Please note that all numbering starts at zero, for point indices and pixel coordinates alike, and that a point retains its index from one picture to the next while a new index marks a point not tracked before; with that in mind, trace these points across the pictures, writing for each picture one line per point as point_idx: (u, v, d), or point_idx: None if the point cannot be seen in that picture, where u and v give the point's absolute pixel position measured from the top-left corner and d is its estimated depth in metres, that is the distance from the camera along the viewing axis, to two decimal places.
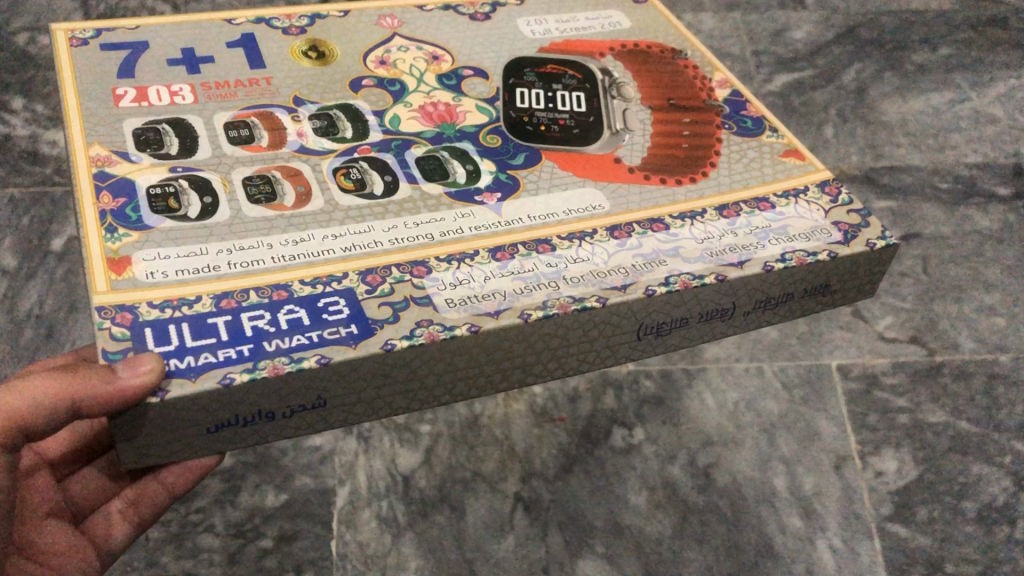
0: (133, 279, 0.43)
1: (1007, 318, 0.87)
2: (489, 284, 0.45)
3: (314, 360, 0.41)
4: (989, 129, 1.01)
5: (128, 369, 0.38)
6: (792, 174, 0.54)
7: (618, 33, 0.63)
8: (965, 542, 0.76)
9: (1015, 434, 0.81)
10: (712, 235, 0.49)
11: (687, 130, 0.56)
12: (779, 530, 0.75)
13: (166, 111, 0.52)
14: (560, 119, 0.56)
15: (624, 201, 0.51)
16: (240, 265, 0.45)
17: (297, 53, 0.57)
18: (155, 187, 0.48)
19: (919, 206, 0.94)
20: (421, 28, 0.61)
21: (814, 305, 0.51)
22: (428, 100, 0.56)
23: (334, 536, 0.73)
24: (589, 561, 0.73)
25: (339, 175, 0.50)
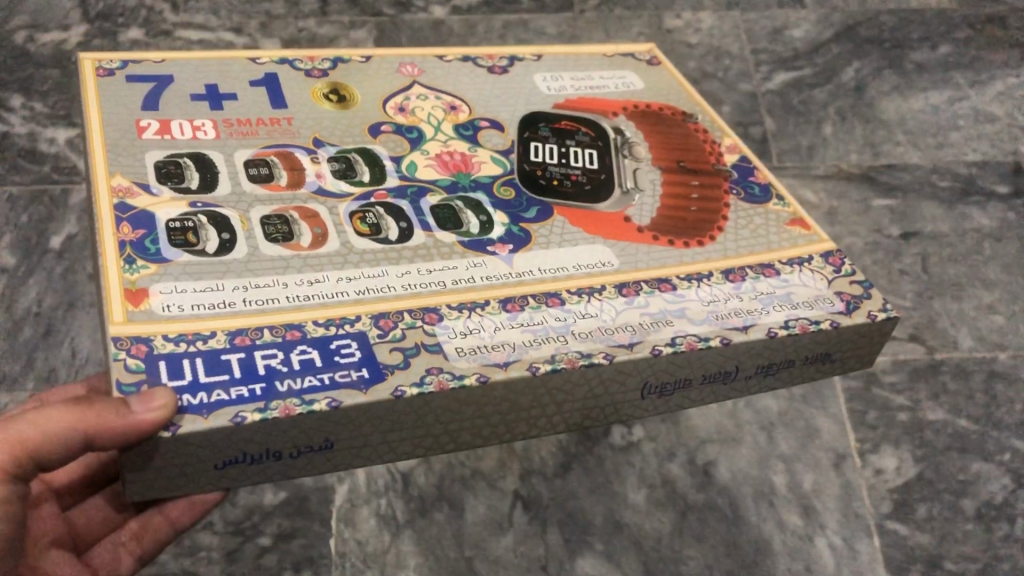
0: (148, 310, 0.56)
1: (1006, 316, 0.87)
2: (500, 337, 0.59)
3: (325, 402, 0.54)
4: (988, 127, 1.01)
5: (142, 405, 0.50)
6: (797, 243, 0.70)
7: (629, 93, 0.81)
8: (964, 540, 0.76)
9: (1015, 432, 0.81)
10: (718, 298, 0.64)
11: (696, 192, 0.73)
12: (779, 528, 0.75)
13: (186, 144, 0.67)
14: (573, 174, 0.72)
15: (634, 261, 0.66)
16: (255, 302, 0.58)
17: (319, 96, 0.74)
18: (174, 221, 0.62)
19: (920, 204, 0.94)
20: (438, 78, 0.78)
21: (814, 371, 0.68)
22: (443, 148, 0.72)
23: (334, 534, 0.74)
24: (589, 559, 0.73)
25: (356, 219, 0.65)
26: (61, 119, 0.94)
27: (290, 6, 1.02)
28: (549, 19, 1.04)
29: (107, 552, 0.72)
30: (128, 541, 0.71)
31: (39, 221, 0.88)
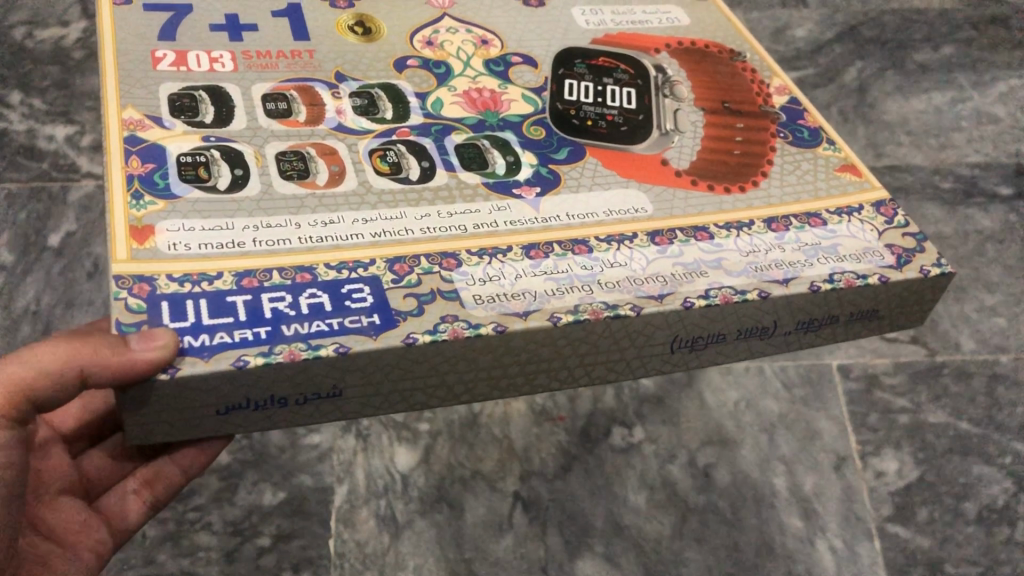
0: (154, 249, 0.41)
1: (1008, 319, 0.87)
2: (519, 287, 0.42)
3: (331, 349, 0.38)
4: (990, 129, 1.00)
5: (140, 342, 0.36)
6: (846, 191, 0.50)
7: (675, 30, 0.60)
8: (965, 544, 0.75)
9: (1016, 435, 0.81)
10: (759, 248, 0.46)
11: (740, 136, 0.53)
12: (779, 530, 0.75)
13: (203, 78, 0.49)
14: (608, 115, 0.53)
15: (669, 206, 0.48)
16: (265, 243, 0.42)
17: (343, 27, 0.54)
18: (186, 154, 0.45)
19: (921, 205, 0.94)
20: (472, 10, 0.58)
21: (860, 332, 0.48)
22: (473, 85, 0.53)
23: (332, 535, 0.73)
24: (589, 561, 0.73)
25: (375, 156, 0.48)
26: (61, 115, 0.93)
27: None
28: None
29: (117, 498, 0.57)
30: (144, 488, 0.57)
31: (38, 218, 0.87)
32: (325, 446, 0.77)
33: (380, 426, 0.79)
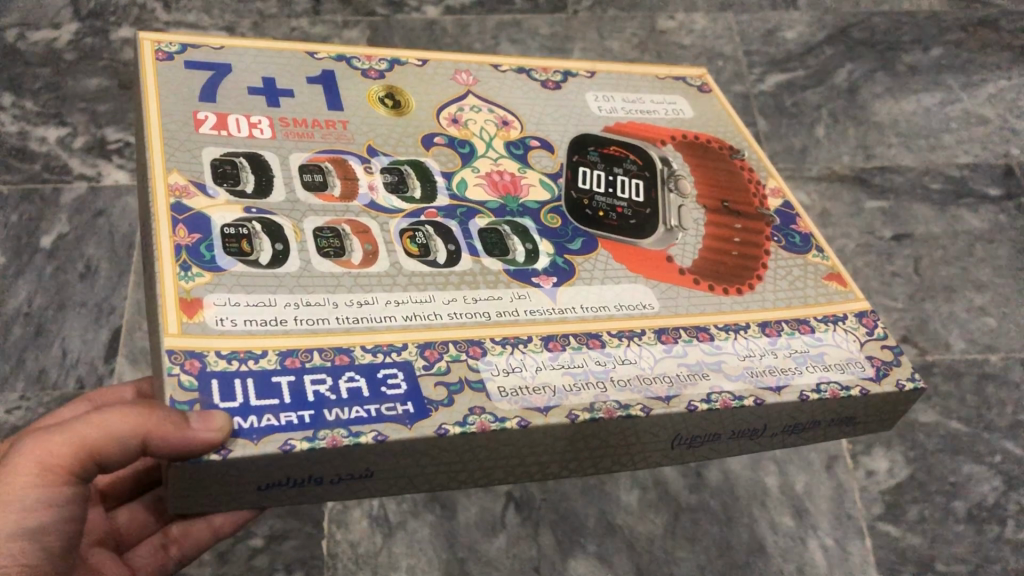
0: (203, 324, 0.41)
1: (997, 318, 0.88)
2: (544, 379, 0.43)
3: (371, 436, 0.39)
4: (979, 130, 1.01)
5: (201, 421, 0.36)
6: (832, 299, 0.51)
7: (680, 121, 0.61)
8: (955, 542, 0.76)
9: (1006, 434, 0.81)
10: (754, 352, 0.47)
11: (738, 237, 0.54)
12: (770, 529, 0.75)
13: (245, 144, 0.50)
14: (618, 207, 0.54)
15: (674, 304, 0.49)
16: (307, 322, 0.42)
17: (374, 100, 0.55)
18: (230, 226, 0.45)
19: (911, 206, 0.94)
20: (495, 90, 0.59)
21: (834, 432, 0.49)
22: (495, 167, 0.54)
23: (325, 536, 0.73)
24: (581, 560, 0.73)
25: (406, 237, 0.48)
26: (53, 117, 0.93)
27: (283, 4, 1.03)
28: (542, 19, 1.06)
29: (147, 553, 0.56)
30: (173, 544, 0.57)
31: (29, 220, 0.87)
32: None
33: None
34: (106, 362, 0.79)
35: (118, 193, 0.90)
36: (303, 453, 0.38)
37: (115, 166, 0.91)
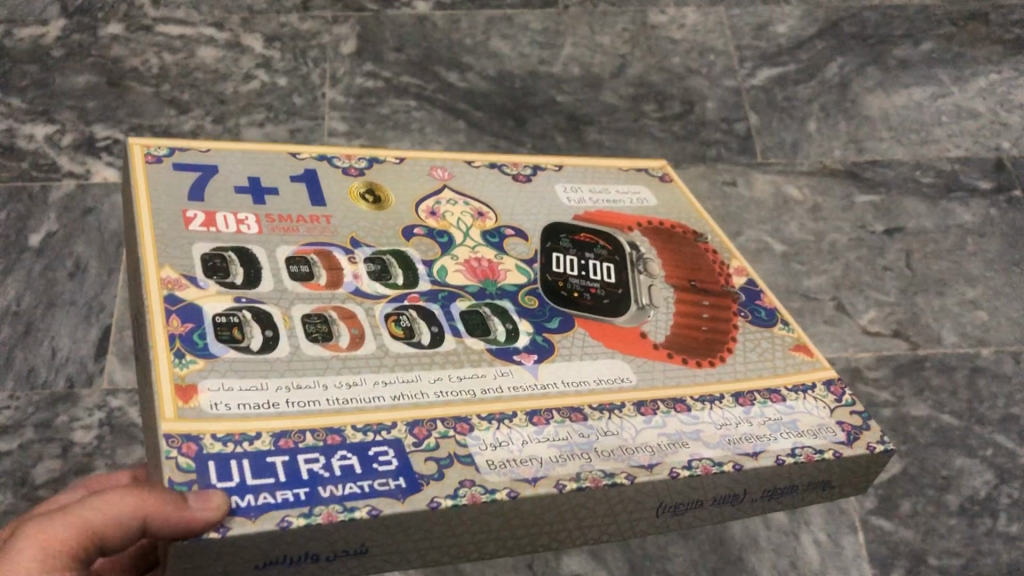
0: (199, 407, 0.47)
1: (989, 312, 0.88)
2: (528, 450, 0.50)
3: (365, 510, 0.45)
4: (970, 123, 1.01)
5: (200, 501, 0.42)
6: (800, 369, 0.60)
7: (644, 209, 0.71)
8: (948, 535, 0.76)
9: (997, 427, 0.82)
10: (729, 421, 0.55)
11: (706, 313, 0.63)
12: (763, 524, 0.76)
13: (232, 239, 0.58)
14: (591, 287, 0.63)
15: (650, 377, 0.58)
16: (297, 404, 0.49)
17: (356, 195, 0.64)
18: (221, 315, 0.53)
19: (902, 200, 0.94)
20: (467, 184, 0.68)
21: (816, 495, 0.58)
22: (472, 255, 0.63)
23: None
24: (574, 557, 0.73)
25: (390, 320, 0.56)
26: (40, 114, 0.93)
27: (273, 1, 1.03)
28: (533, 14, 1.05)
29: None
30: None
31: (17, 218, 0.87)
32: None
33: None
34: (96, 361, 0.79)
35: (107, 191, 0.89)
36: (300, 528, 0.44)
37: (104, 164, 0.91)
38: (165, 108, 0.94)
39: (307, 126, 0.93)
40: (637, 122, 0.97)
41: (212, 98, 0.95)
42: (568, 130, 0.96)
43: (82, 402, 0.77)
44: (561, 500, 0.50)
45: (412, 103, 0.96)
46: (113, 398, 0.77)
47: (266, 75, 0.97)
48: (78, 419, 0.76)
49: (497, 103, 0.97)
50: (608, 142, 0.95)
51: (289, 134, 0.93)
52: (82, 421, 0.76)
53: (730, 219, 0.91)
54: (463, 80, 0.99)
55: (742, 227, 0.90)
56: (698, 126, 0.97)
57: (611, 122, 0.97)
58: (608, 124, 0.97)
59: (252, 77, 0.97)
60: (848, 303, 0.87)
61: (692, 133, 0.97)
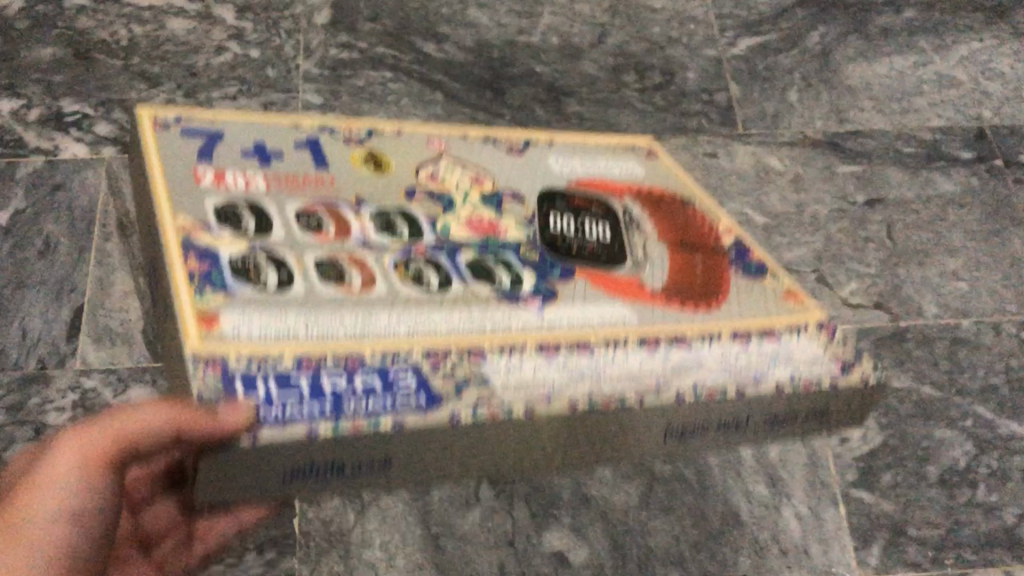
0: (221, 333, 0.54)
1: (970, 283, 0.87)
2: (548, 373, 0.59)
3: (389, 423, 0.54)
4: (952, 92, 1.00)
5: (228, 412, 0.51)
6: (793, 313, 0.68)
7: (633, 178, 0.77)
8: (927, 507, 0.77)
9: (977, 398, 0.82)
10: (727, 354, 0.63)
11: (698, 266, 0.70)
12: (744, 499, 0.76)
13: (243, 196, 0.62)
14: (590, 244, 0.68)
15: (651, 317, 0.64)
16: (318, 332, 0.56)
17: (357, 161, 0.69)
18: (238, 259, 0.58)
19: (883, 170, 0.93)
20: (463, 151, 0.73)
21: (810, 423, 0.68)
22: (473, 213, 0.68)
23: (297, 513, 0.73)
24: (556, 533, 0.74)
25: (401, 267, 0.62)
26: (6, 89, 0.90)
27: None
28: None
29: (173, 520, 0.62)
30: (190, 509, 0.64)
31: None
32: None
33: None
34: (68, 342, 0.78)
35: (76, 167, 0.87)
36: (328, 434, 0.53)
37: (73, 139, 0.88)
38: (135, 81, 0.92)
39: (281, 99, 0.92)
40: (617, 93, 0.96)
41: (183, 70, 0.93)
42: (547, 102, 0.94)
43: (53, 384, 0.76)
44: (558, 413, 0.58)
45: (388, 74, 0.94)
46: (86, 379, 0.77)
47: (238, 46, 0.95)
48: (50, 401, 0.75)
49: (475, 74, 0.95)
50: (588, 113, 0.94)
51: (263, 107, 0.91)
52: (54, 403, 0.75)
53: (712, 190, 0.90)
54: (440, 50, 0.97)
55: (724, 199, 0.90)
56: (679, 96, 0.96)
57: (591, 93, 0.96)
58: (587, 95, 0.95)
59: (224, 48, 0.95)
60: (829, 275, 0.86)
61: (673, 104, 0.96)
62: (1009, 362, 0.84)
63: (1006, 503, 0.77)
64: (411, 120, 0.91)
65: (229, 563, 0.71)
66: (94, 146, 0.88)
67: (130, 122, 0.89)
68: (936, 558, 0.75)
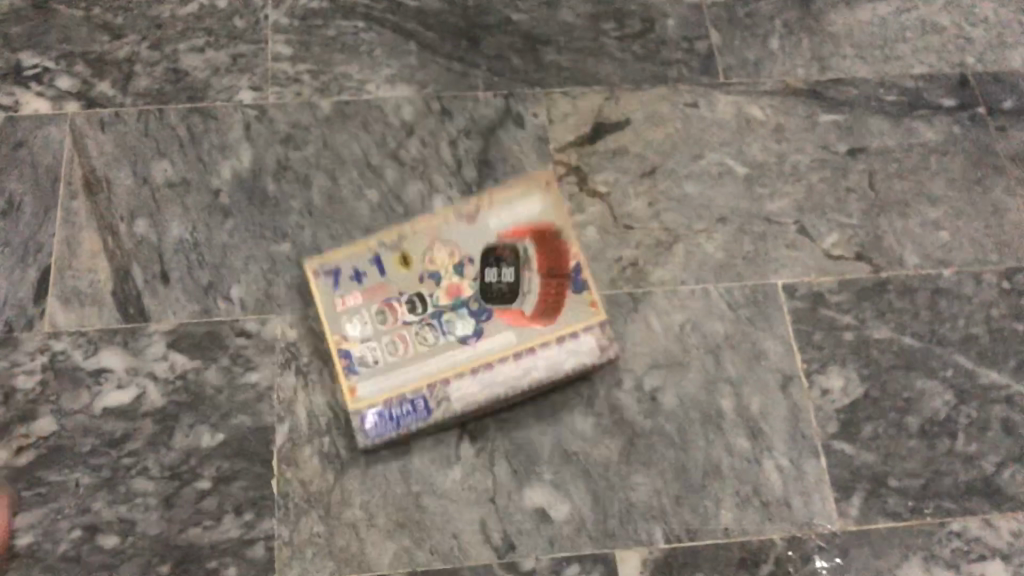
0: (370, 393, 0.73)
1: (951, 232, 0.86)
2: (503, 374, 0.73)
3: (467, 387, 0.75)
4: (935, 38, 0.97)
5: None
6: (585, 321, 0.75)
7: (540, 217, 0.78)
8: (908, 458, 0.77)
9: (958, 348, 0.82)
10: (556, 361, 0.74)
11: (557, 275, 0.76)
12: (725, 452, 0.76)
13: (355, 310, 0.75)
14: (501, 287, 0.76)
15: (517, 368, 0.73)
16: (431, 364, 0.74)
17: (440, 238, 0.77)
18: (365, 355, 0.74)
19: (865, 118, 0.92)
20: (512, 216, 0.78)
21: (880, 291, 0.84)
22: (495, 249, 0.77)
23: (276, 475, 0.72)
24: (538, 489, 0.73)
25: (451, 327, 0.75)
26: None
27: None
28: None
29: None
30: None
31: None
32: (263, 385, 0.75)
33: (320, 361, 0.76)
34: (36, 305, 0.77)
35: (38, 122, 0.84)
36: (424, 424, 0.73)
37: (34, 94, 0.85)
38: (97, 33, 0.89)
39: (250, 51, 0.89)
40: (596, 42, 0.93)
41: (147, 21, 0.90)
42: (524, 51, 0.91)
43: (23, 347, 0.75)
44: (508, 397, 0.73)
45: (359, 23, 0.91)
46: (56, 342, 0.75)
47: None
48: (19, 365, 0.75)
49: (449, 23, 0.92)
50: (566, 62, 0.91)
51: (231, 60, 0.88)
52: (23, 366, 0.74)
53: (692, 141, 0.89)
54: None
55: (704, 150, 0.88)
56: (659, 45, 0.93)
57: (569, 41, 0.92)
58: (565, 44, 0.92)
59: None
60: (810, 227, 0.86)
61: (653, 53, 0.93)
62: (989, 312, 0.83)
63: (986, 452, 0.78)
64: (384, 71, 0.89)
65: (206, 525, 0.70)
66: (57, 101, 0.85)
67: (92, 76, 0.87)
68: (916, 508, 0.75)
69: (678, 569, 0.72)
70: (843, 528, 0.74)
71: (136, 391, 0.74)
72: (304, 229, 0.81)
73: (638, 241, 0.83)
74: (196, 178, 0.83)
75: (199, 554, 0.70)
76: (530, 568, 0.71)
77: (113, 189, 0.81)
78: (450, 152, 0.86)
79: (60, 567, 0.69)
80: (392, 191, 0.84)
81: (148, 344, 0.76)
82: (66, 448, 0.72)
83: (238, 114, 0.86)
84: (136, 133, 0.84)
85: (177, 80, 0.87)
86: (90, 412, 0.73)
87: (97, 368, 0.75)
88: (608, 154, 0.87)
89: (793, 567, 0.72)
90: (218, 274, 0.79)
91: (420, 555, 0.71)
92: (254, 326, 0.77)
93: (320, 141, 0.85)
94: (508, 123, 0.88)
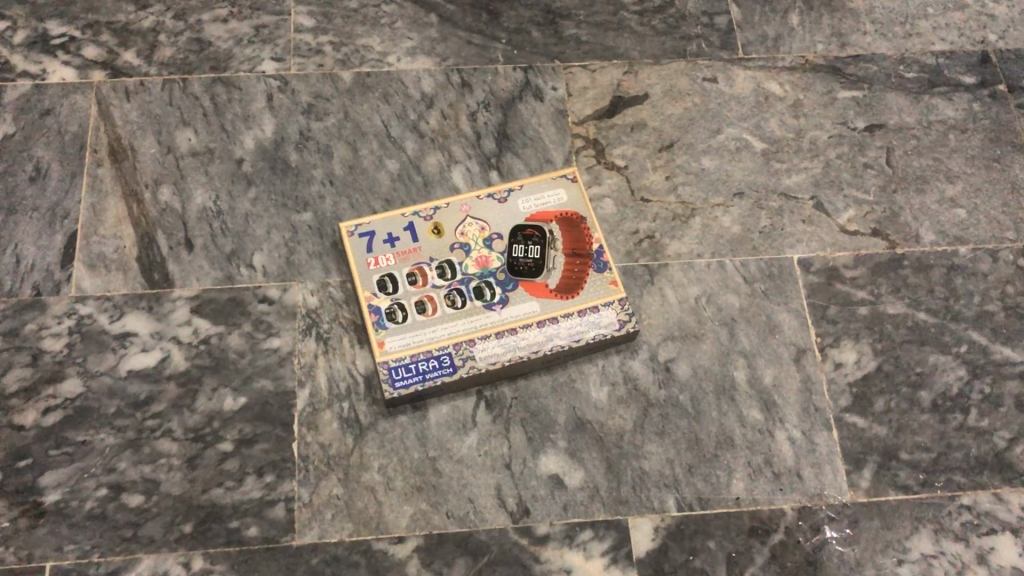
0: (395, 348, 0.74)
1: (969, 210, 0.87)
2: (526, 340, 0.75)
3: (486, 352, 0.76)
4: (957, 15, 0.97)
5: None
6: (604, 296, 0.76)
7: (564, 205, 0.79)
8: (919, 432, 0.78)
9: (972, 325, 0.82)
10: (580, 331, 0.75)
11: (580, 255, 0.78)
12: (738, 423, 0.77)
13: (387, 271, 0.76)
14: (526, 262, 0.77)
15: (546, 337, 0.75)
16: (454, 328, 0.75)
17: (472, 213, 0.79)
18: (392, 311, 0.75)
19: (884, 95, 0.92)
20: (540, 200, 0.79)
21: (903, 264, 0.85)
22: (526, 228, 0.78)
23: (296, 438, 0.74)
24: (551, 457, 0.75)
25: (479, 296, 0.76)
26: None
27: None
28: None
29: None
30: None
31: None
32: (284, 350, 0.77)
33: (340, 328, 0.77)
34: (62, 269, 0.78)
35: (64, 90, 0.85)
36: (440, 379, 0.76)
37: (61, 63, 0.87)
38: (123, 3, 0.90)
39: (273, 21, 0.90)
40: (616, 16, 0.93)
41: None
42: (544, 26, 0.92)
43: (49, 310, 0.77)
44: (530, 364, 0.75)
45: None
46: (82, 305, 0.77)
47: None
48: (46, 327, 0.76)
49: None
50: (585, 37, 0.92)
51: (254, 31, 0.89)
52: (50, 329, 0.76)
53: (710, 116, 0.89)
54: None
55: (722, 125, 0.89)
56: (679, 19, 0.93)
57: (588, 15, 0.93)
58: (585, 17, 0.92)
59: None
60: (826, 202, 0.86)
61: (672, 28, 0.93)
62: (1004, 289, 0.84)
63: (997, 428, 0.78)
64: (404, 43, 0.90)
65: (228, 486, 0.72)
66: (83, 70, 0.86)
67: (118, 45, 0.88)
68: (926, 481, 0.76)
69: (689, 537, 0.73)
70: (853, 499, 0.75)
71: (161, 355, 0.76)
72: (325, 198, 0.82)
73: (654, 214, 0.84)
74: (219, 147, 0.84)
75: (221, 514, 0.71)
76: (543, 533, 0.72)
77: (138, 157, 0.83)
78: (470, 125, 0.87)
79: (86, 524, 0.70)
80: (412, 162, 0.85)
81: (173, 309, 0.77)
82: (92, 410, 0.74)
83: (261, 84, 0.87)
84: (160, 102, 0.85)
85: (201, 50, 0.88)
86: (115, 375, 0.75)
87: (122, 331, 0.76)
88: (626, 128, 0.88)
89: (802, 537, 0.74)
90: (241, 242, 0.80)
91: (436, 518, 0.72)
92: (276, 292, 0.78)
93: (341, 112, 0.86)
94: (526, 96, 0.88)
